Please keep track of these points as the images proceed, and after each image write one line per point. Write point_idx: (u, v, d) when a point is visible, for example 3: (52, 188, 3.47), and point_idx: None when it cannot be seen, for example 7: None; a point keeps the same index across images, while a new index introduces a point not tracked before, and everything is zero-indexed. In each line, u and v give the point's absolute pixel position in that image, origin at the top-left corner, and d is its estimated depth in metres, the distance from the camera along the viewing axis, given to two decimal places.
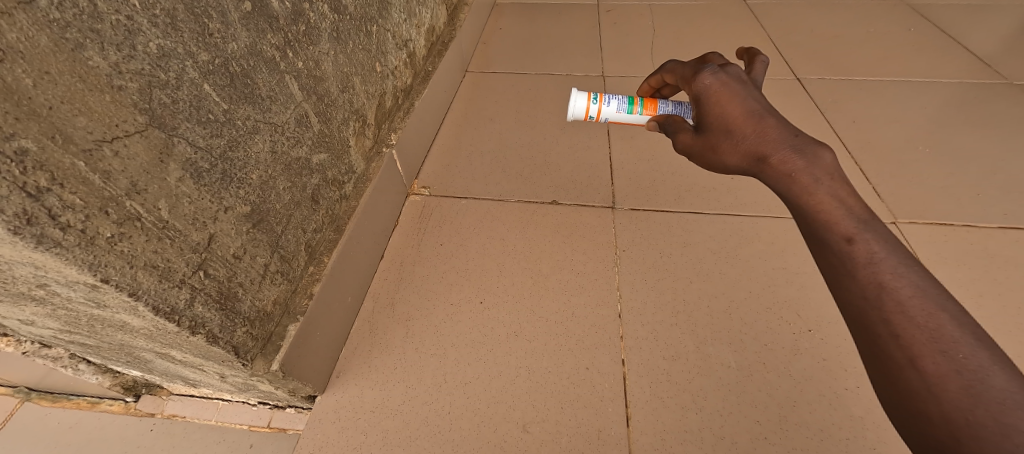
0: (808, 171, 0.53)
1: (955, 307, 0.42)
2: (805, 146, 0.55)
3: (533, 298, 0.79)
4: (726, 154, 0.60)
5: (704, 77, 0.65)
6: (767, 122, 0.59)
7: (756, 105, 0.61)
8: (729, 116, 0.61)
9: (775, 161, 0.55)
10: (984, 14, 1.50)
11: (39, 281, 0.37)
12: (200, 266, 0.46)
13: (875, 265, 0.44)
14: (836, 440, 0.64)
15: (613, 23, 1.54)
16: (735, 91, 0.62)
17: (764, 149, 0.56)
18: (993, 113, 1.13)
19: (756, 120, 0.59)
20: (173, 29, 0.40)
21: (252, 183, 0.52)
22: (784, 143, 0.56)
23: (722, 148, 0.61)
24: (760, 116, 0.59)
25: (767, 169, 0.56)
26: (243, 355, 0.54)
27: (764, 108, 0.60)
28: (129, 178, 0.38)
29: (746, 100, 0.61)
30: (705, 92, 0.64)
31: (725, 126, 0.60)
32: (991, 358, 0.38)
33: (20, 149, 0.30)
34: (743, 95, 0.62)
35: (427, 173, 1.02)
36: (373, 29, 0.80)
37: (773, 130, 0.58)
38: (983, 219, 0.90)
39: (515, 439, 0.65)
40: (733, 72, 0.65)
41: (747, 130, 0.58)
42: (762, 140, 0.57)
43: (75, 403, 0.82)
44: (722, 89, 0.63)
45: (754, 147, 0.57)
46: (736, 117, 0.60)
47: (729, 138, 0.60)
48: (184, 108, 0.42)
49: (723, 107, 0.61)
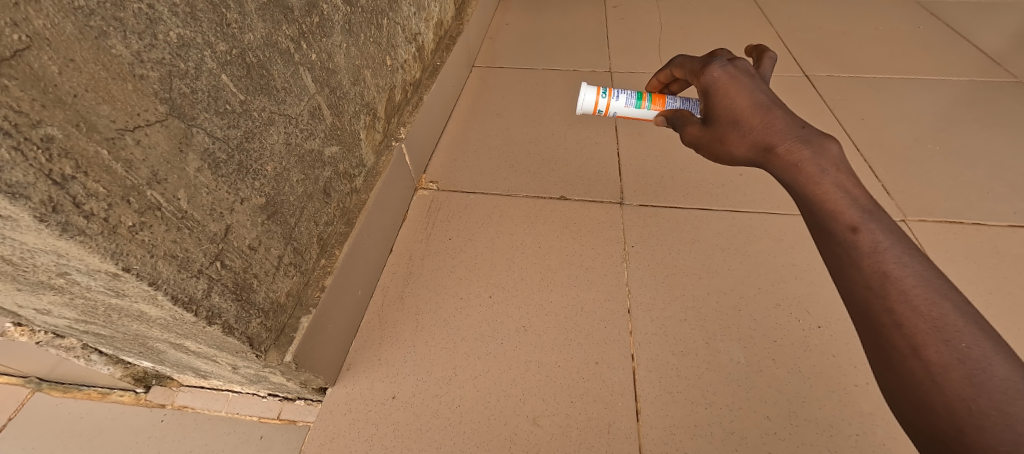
0: (814, 162, 0.52)
1: (957, 296, 0.42)
2: (812, 138, 0.55)
3: (542, 292, 0.79)
4: (733, 144, 0.60)
5: (713, 70, 0.65)
6: (775, 114, 0.58)
7: (764, 97, 0.60)
8: (736, 107, 0.60)
9: (781, 151, 0.55)
10: (995, 12, 1.49)
11: (59, 270, 0.37)
12: (217, 256, 0.46)
13: (880, 254, 0.44)
14: (845, 436, 0.64)
15: (621, 18, 1.53)
16: (744, 84, 0.62)
17: (771, 139, 0.56)
18: (1002, 111, 1.13)
19: (765, 111, 0.58)
20: (192, 19, 0.40)
21: (268, 175, 0.53)
22: (790, 134, 0.56)
23: (730, 139, 0.60)
24: (768, 107, 0.59)
25: (774, 160, 0.55)
26: (258, 346, 0.55)
27: (771, 100, 0.60)
28: (150, 167, 0.38)
29: (754, 93, 0.61)
30: (713, 85, 0.64)
31: (733, 117, 0.60)
32: (993, 348, 0.38)
33: (46, 136, 0.30)
34: (751, 88, 0.61)
35: (435, 167, 1.02)
36: (383, 22, 0.80)
37: (780, 122, 0.57)
38: (992, 218, 0.90)
39: (525, 432, 0.65)
40: (742, 66, 0.65)
41: (755, 122, 0.58)
42: (769, 131, 0.57)
43: (87, 393, 0.83)
44: (731, 82, 0.63)
45: (761, 138, 0.57)
46: (745, 109, 0.60)
47: (737, 129, 0.59)
48: (202, 98, 0.42)
49: (732, 99, 0.61)
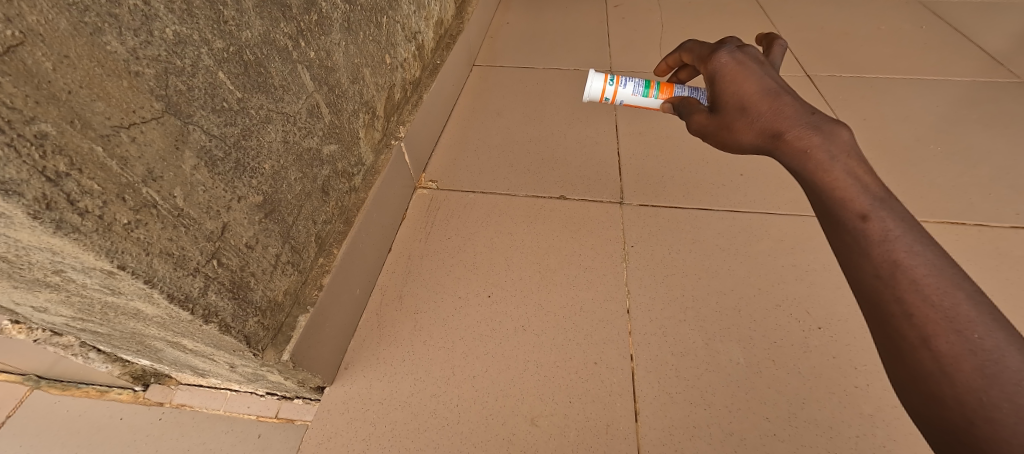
0: (824, 148, 0.52)
1: (971, 285, 0.41)
2: (823, 124, 0.54)
3: (541, 292, 0.79)
4: (739, 131, 0.59)
5: (721, 56, 0.65)
6: (784, 100, 0.58)
7: (772, 84, 0.60)
8: (744, 93, 0.60)
9: (790, 138, 0.54)
10: (997, 12, 1.48)
11: (55, 267, 0.37)
12: (214, 255, 0.46)
13: (891, 243, 0.44)
14: (845, 437, 0.64)
15: (622, 18, 1.53)
16: (752, 70, 0.62)
17: (778, 125, 0.56)
18: (1005, 112, 1.12)
19: (773, 98, 0.58)
20: (189, 15, 0.40)
21: (265, 174, 0.52)
22: (800, 120, 0.55)
23: (736, 126, 0.60)
24: (776, 94, 0.59)
25: (783, 146, 0.55)
26: (255, 345, 0.54)
27: (780, 87, 0.60)
28: (146, 165, 0.37)
29: (762, 79, 0.61)
30: (720, 71, 0.63)
31: (741, 103, 0.60)
32: (1007, 338, 0.38)
33: (40, 132, 0.30)
34: (759, 74, 0.61)
35: (435, 165, 1.02)
36: (383, 20, 0.80)
37: (789, 108, 0.57)
38: (994, 219, 0.89)
39: (523, 432, 0.65)
40: (751, 53, 0.65)
41: (763, 108, 0.58)
42: (778, 118, 0.56)
43: (85, 391, 0.83)
44: (739, 68, 0.62)
45: (770, 124, 0.57)
46: (752, 95, 0.59)
47: (742, 116, 0.59)
48: (198, 96, 0.42)
49: (739, 84, 0.61)
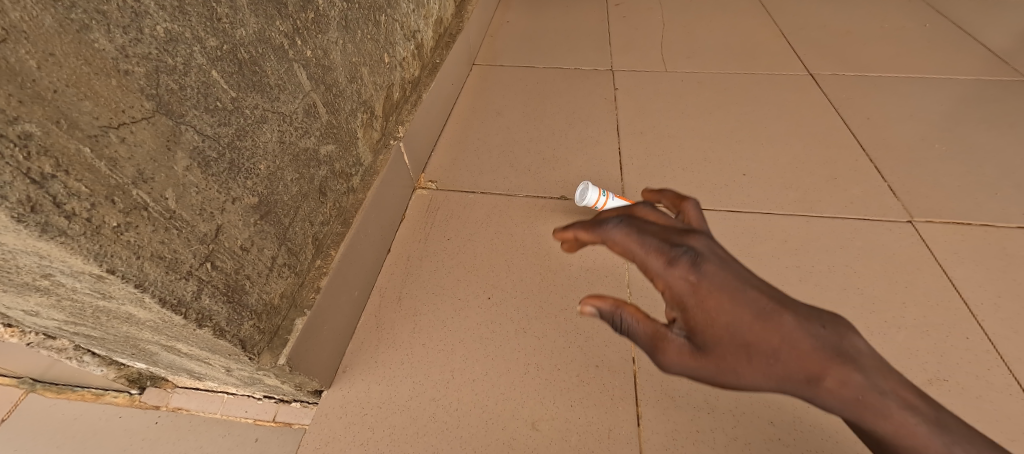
0: (874, 388, 0.36)
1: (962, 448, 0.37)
2: (839, 345, 0.37)
3: (541, 294, 0.78)
4: (748, 381, 0.38)
5: (616, 234, 0.45)
6: (783, 317, 0.37)
7: (750, 293, 0.38)
8: (733, 328, 0.37)
9: (833, 385, 0.36)
10: (1001, 10, 1.47)
11: (43, 271, 0.36)
12: (207, 257, 0.45)
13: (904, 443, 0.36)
14: (851, 442, 0.63)
15: (623, 17, 1.52)
16: (715, 282, 0.39)
17: (812, 369, 0.36)
18: (1009, 110, 1.11)
19: (768, 324, 0.37)
20: (181, 13, 0.39)
21: (260, 174, 0.51)
22: (808, 345, 0.36)
23: (740, 374, 0.38)
24: (769, 312, 0.37)
25: (825, 395, 0.36)
26: (250, 349, 0.53)
27: (765, 293, 0.39)
28: (136, 165, 0.36)
29: (735, 300, 0.38)
30: (680, 294, 0.39)
31: (738, 350, 0.37)
32: None
33: (24, 133, 0.29)
34: (732, 289, 0.39)
35: (434, 165, 1.01)
36: (381, 19, 0.79)
37: (799, 334, 0.37)
38: (1000, 219, 0.88)
39: (523, 437, 0.64)
40: (687, 236, 0.44)
41: (768, 349, 0.37)
42: (795, 363, 0.36)
43: (80, 394, 0.82)
44: (700, 285, 0.39)
45: (794, 372, 0.36)
46: (748, 328, 0.37)
47: (688, 266, 0.39)
48: (191, 95, 0.41)
49: (718, 320, 0.38)
